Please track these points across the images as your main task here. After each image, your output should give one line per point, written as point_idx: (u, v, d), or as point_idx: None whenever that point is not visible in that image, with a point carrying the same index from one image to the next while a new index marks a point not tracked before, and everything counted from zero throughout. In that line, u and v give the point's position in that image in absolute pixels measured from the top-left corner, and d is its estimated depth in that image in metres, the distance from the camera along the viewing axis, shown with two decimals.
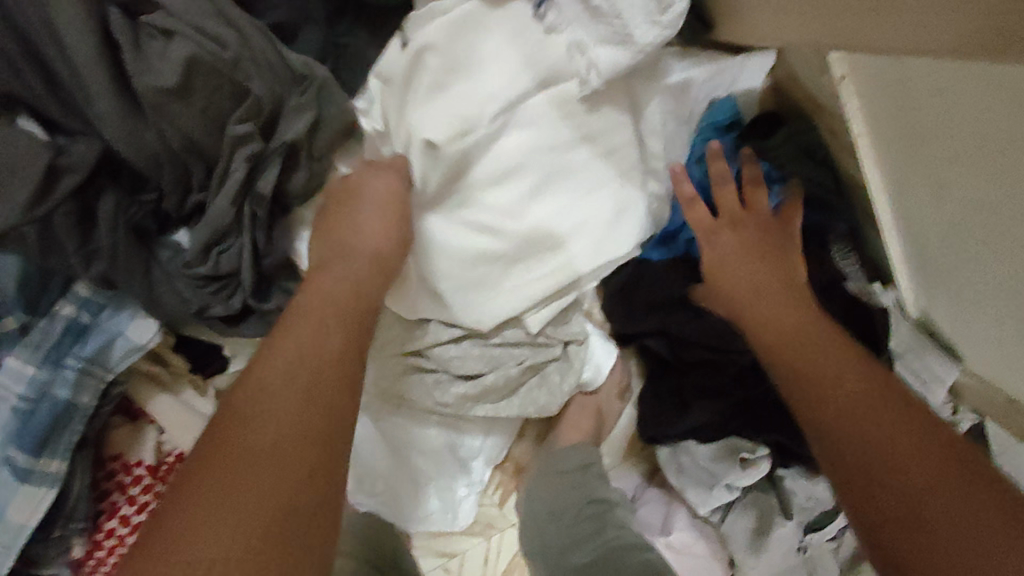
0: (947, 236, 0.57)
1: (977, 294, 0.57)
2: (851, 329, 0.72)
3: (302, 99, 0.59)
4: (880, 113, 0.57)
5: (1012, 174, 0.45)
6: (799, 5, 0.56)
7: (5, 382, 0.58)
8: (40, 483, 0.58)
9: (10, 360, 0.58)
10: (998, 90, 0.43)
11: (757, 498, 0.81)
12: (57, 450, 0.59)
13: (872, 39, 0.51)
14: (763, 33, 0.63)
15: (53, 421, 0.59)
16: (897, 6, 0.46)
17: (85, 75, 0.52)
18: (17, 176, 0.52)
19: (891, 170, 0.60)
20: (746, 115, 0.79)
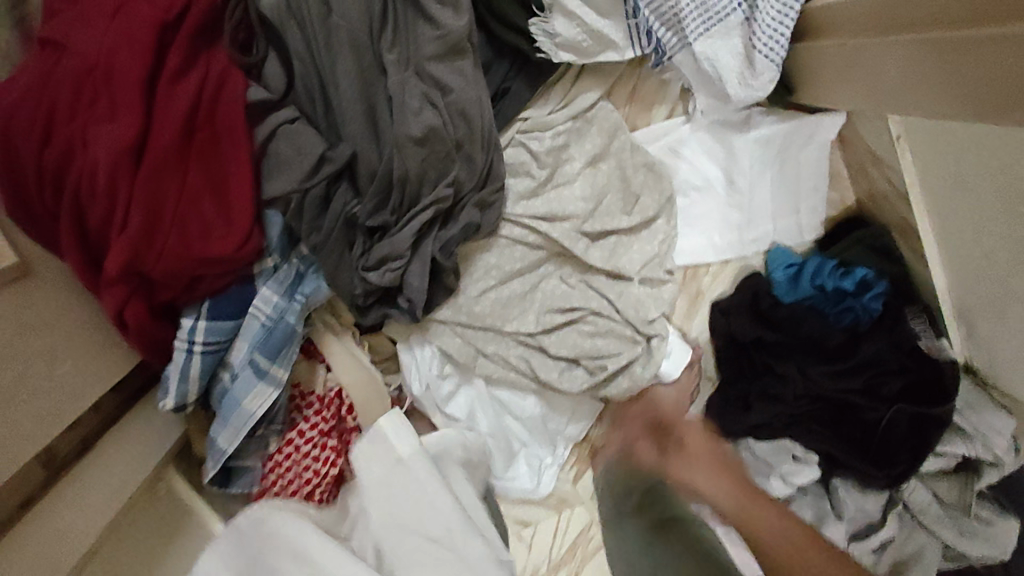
0: (989, 262, 0.74)
1: (1009, 309, 0.74)
2: (915, 368, 0.87)
3: (452, 165, 0.73)
4: (932, 165, 0.75)
5: None
6: (859, 77, 0.71)
7: (258, 304, 0.73)
8: (270, 383, 0.77)
9: (264, 289, 0.73)
10: None
11: (814, 500, 0.92)
12: (284, 361, 0.77)
13: (910, 110, 0.66)
14: (834, 97, 0.77)
15: (285, 349, 0.76)
16: (933, 84, 0.61)
17: (341, 104, 0.70)
18: (302, 156, 0.69)
19: (937, 211, 0.78)
20: (823, 161, 0.90)
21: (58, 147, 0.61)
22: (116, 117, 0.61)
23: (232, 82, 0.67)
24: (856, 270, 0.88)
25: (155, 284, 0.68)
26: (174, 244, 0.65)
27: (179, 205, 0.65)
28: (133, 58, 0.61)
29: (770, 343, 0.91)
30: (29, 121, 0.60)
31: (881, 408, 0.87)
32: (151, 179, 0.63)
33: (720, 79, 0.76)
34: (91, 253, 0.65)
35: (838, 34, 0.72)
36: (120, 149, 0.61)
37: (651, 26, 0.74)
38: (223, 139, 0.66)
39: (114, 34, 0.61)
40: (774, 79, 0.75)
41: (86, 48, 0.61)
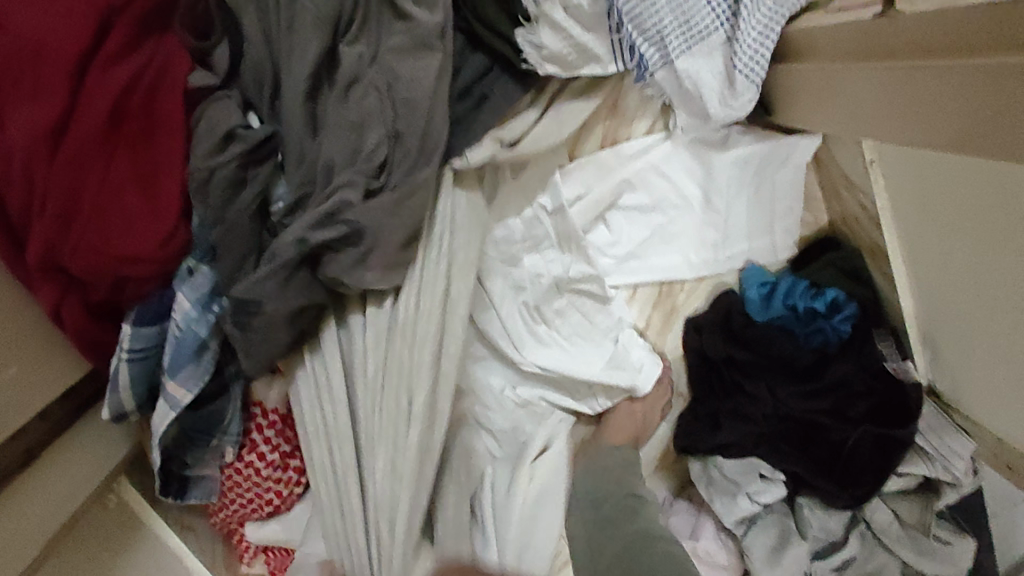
0: (953, 289, 0.76)
1: (969, 336, 0.76)
2: (883, 391, 0.88)
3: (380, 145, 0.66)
4: (902, 190, 0.77)
5: (1005, 241, 0.65)
6: (836, 100, 0.71)
7: (171, 310, 0.69)
8: (180, 396, 0.72)
9: (178, 294, 0.68)
10: (997, 179, 0.64)
11: (779, 518, 0.93)
12: (195, 375, 0.72)
13: (884, 134, 0.66)
14: (812, 119, 0.78)
15: (196, 361, 0.71)
16: (910, 109, 0.61)
17: (289, 97, 0.65)
18: (210, 133, 0.64)
19: (906, 236, 0.80)
20: (799, 182, 0.91)
21: None
22: (37, 99, 0.59)
23: (173, 72, 0.64)
24: (827, 292, 0.90)
25: (83, 281, 0.65)
26: (93, 234, 0.63)
27: (97, 197, 0.62)
28: (66, 40, 0.59)
29: (741, 362, 0.91)
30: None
31: (849, 429, 0.87)
32: (69, 163, 0.61)
33: (701, 97, 0.76)
34: (17, 234, 0.63)
35: (819, 55, 0.71)
36: (36, 133, 0.59)
37: (636, 44, 0.74)
38: (155, 131, 0.63)
39: (53, 14, 0.59)
40: (753, 100, 0.77)
41: (24, 25, 0.58)
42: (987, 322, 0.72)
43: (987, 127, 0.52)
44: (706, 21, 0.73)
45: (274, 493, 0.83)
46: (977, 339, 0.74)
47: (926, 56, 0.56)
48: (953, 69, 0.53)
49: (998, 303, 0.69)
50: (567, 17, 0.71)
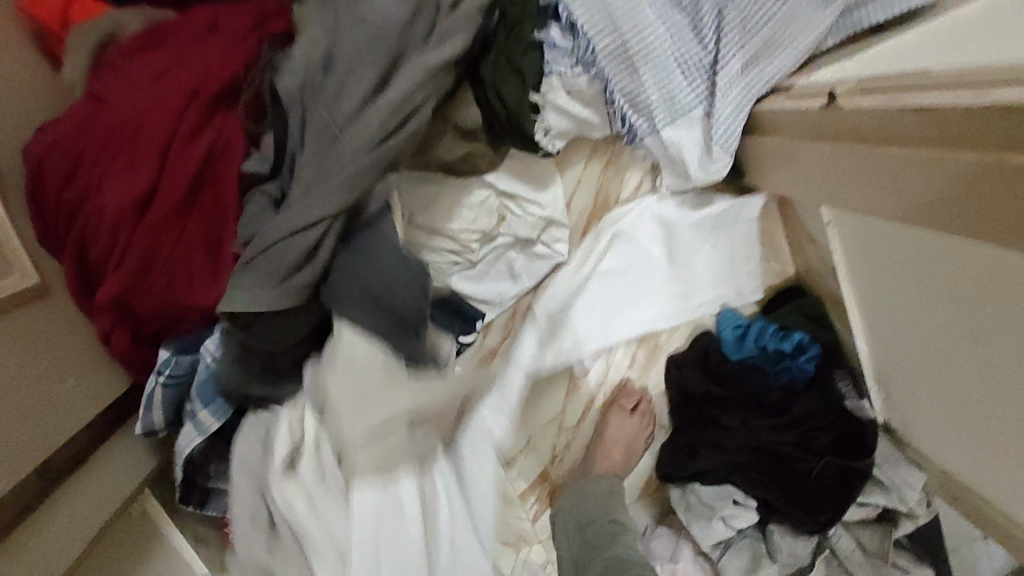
0: (899, 332, 0.86)
1: (916, 377, 0.86)
2: (845, 428, 0.96)
3: None
4: (853, 247, 0.88)
5: (956, 302, 0.73)
6: (836, 175, 0.76)
7: (209, 347, 0.77)
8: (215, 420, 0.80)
9: (214, 334, 0.77)
10: (936, 245, 0.72)
11: (752, 542, 1.01)
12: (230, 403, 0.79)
13: (886, 209, 0.69)
14: (816, 190, 0.82)
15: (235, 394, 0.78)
16: (913, 190, 0.63)
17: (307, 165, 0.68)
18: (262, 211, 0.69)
19: (859, 286, 0.91)
20: (768, 235, 1.03)
21: (78, 187, 0.68)
22: (135, 170, 0.67)
23: (232, 152, 0.70)
24: (794, 334, 1.00)
25: (138, 318, 0.73)
26: (162, 288, 0.71)
27: (163, 257, 0.70)
28: (156, 124, 0.67)
29: (717, 396, 1.00)
30: (58, 164, 0.68)
31: (813, 459, 0.96)
32: (154, 230, 0.68)
33: (682, 160, 0.88)
34: (93, 278, 0.72)
35: (783, 130, 0.82)
36: (128, 202, 0.67)
37: (626, 115, 0.86)
38: (221, 202, 0.70)
39: (147, 98, 0.68)
40: (728, 165, 0.88)
41: (122, 106, 0.68)
42: (933, 368, 0.82)
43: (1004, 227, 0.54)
44: (687, 99, 0.85)
45: None
46: (933, 382, 0.83)
47: (885, 142, 0.66)
48: (949, 158, 0.58)
49: (937, 346, 0.79)
50: (570, 99, 0.84)
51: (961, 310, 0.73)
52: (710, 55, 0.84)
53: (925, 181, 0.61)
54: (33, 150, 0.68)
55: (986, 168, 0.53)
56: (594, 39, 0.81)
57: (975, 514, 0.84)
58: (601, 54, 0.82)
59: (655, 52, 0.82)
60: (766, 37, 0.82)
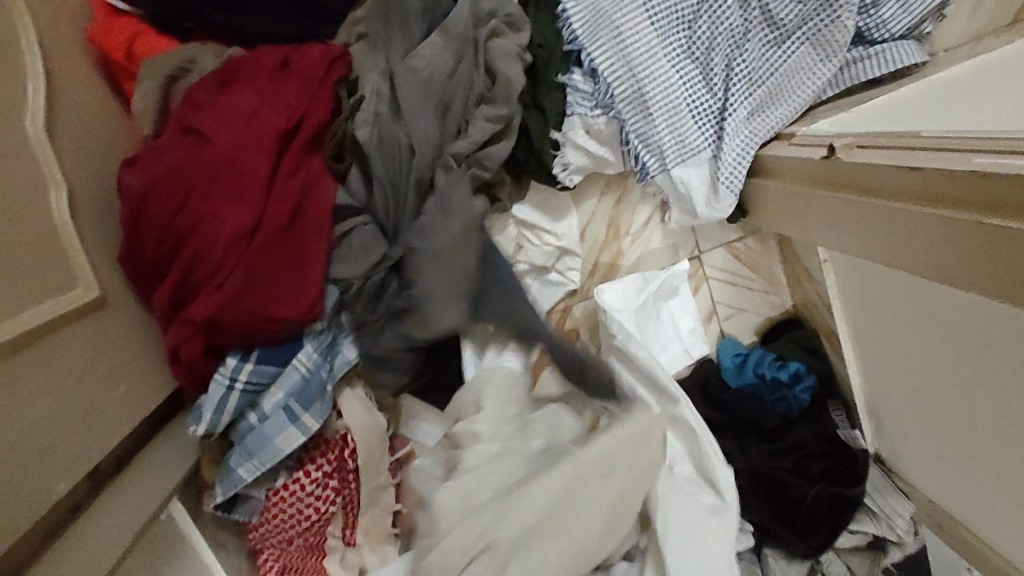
0: (889, 367, 0.92)
1: (905, 409, 0.92)
2: (838, 458, 1.02)
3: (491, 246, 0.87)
4: (848, 284, 0.94)
5: (943, 341, 0.78)
6: (832, 221, 0.82)
7: (300, 356, 0.84)
8: (303, 428, 0.85)
9: (308, 345, 0.84)
10: (925, 288, 0.78)
11: (748, 565, 1.04)
12: (319, 411, 0.86)
13: (881, 256, 0.75)
14: (813, 233, 0.89)
15: (319, 399, 0.86)
16: (905, 241, 0.69)
17: (410, 212, 0.84)
18: (365, 253, 0.85)
19: (853, 322, 0.97)
20: (769, 271, 1.09)
21: (184, 216, 0.76)
22: (241, 203, 0.76)
23: (326, 183, 0.83)
24: (790, 365, 1.06)
25: (218, 328, 0.79)
26: (255, 304, 0.78)
27: (264, 274, 0.78)
28: (259, 162, 0.77)
29: (717, 421, 1.05)
30: (166, 194, 0.76)
31: (807, 486, 1.01)
32: (256, 253, 0.77)
33: (691, 198, 0.94)
34: (177, 296, 0.79)
35: (785, 176, 0.89)
36: (238, 230, 0.75)
37: (638, 154, 0.92)
38: (315, 226, 0.81)
39: (246, 136, 0.77)
40: (733, 204, 0.94)
41: (223, 142, 0.77)
42: (920, 402, 0.87)
43: (989, 280, 0.59)
44: (697, 141, 0.91)
45: (312, 512, 0.92)
46: (925, 418, 0.88)
47: (881, 195, 0.72)
48: (937, 216, 0.63)
49: (924, 381, 0.85)
50: (589, 139, 0.91)
51: (947, 349, 0.78)
52: (720, 101, 0.90)
53: (914, 233, 0.67)
54: (134, 183, 0.77)
55: (977, 229, 0.59)
56: (613, 84, 0.88)
57: (962, 544, 0.88)
58: (619, 98, 0.89)
59: (667, 98, 0.89)
60: (771, 88, 0.89)
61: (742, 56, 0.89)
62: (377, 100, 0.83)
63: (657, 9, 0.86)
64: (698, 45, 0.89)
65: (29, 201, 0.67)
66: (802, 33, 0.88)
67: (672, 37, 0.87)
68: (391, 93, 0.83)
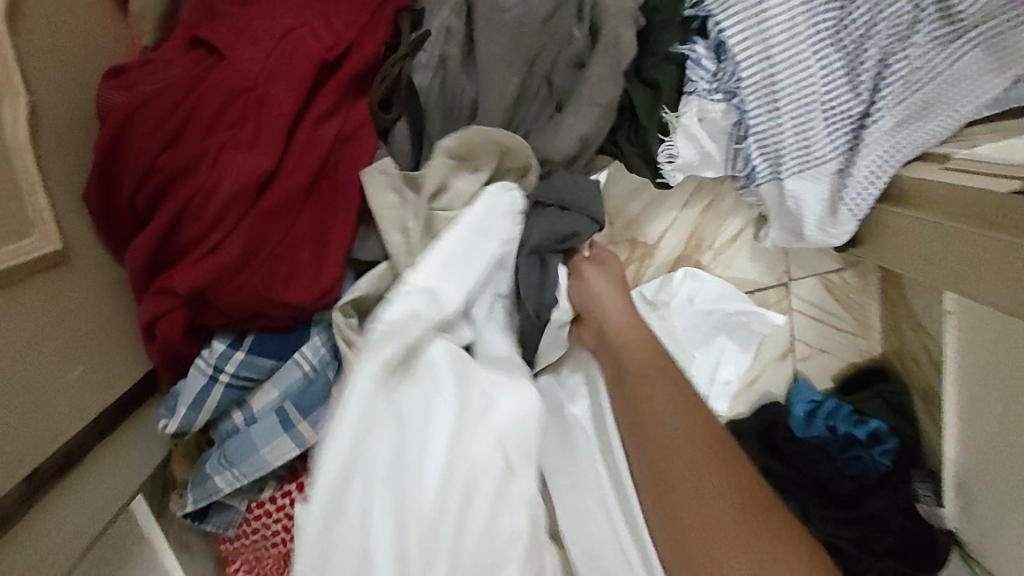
0: (1001, 450, 0.78)
1: (1013, 496, 0.77)
2: (917, 538, 0.86)
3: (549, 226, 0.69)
4: (974, 341, 0.79)
5: None
6: (991, 271, 0.67)
7: (304, 351, 0.66)
8: (292, 439, 0.67)
9: (315, 336, 0.67)
10: None
11: None
12: (315, 422, 0.67)
13: None
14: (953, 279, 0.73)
15: (322, 406, 0.67)
16: None
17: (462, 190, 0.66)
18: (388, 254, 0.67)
19: (963, 388, 0.82)
20: (866, 311, 0.94)
21: (185, 154, 0.59)
22: (254, 149, 0.59)
23: (365, 139, 0.65)
24: (870, 422, 0.90)
25: (211, 306, 0.63)
26: (257, 281, 0.61)
27: (273, 243, 0.61)
28: (287, 93, 0.60)
29: (778, 475, 0.90)
30: (153, 125, 0.59)
31: (874, 563, 0.85)
32: (265, 215, 0.60)
33: (801, 216, 0.78)
34: (159, 254, 0.62)
35: (932, 208, 0.73)
36: (248, 179, 0.58)
37: (750, 154, 0.76)
38: (341, 190, 0.63)
39: (276, 59, 0.60)
40: (850, 232, 0.78)
41: (247, 64, 0.59)
42: None
43: None
44: (825, 150, 0.74)
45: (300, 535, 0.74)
46: None
47: None
48: None
49: None
50: (701, 129, 0.75)
51: None
52: (862, 105, 0.74)
53: None
54: (121, 98, 0.60)
55: None
56: (742, 67, 0.71)
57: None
58: (746, 82, 0.71)
59: (802, 90, 0.71)
60: (925, 97, 0.72)
61: (905, 52, 0.71)
62: (452, 45, 0.66)
63: None
64: (849, 32, 0.71)
65: None
66: (976, 35, 0.70)
67: (824, 14, 0.69)
68: (474, 39, 0.66)
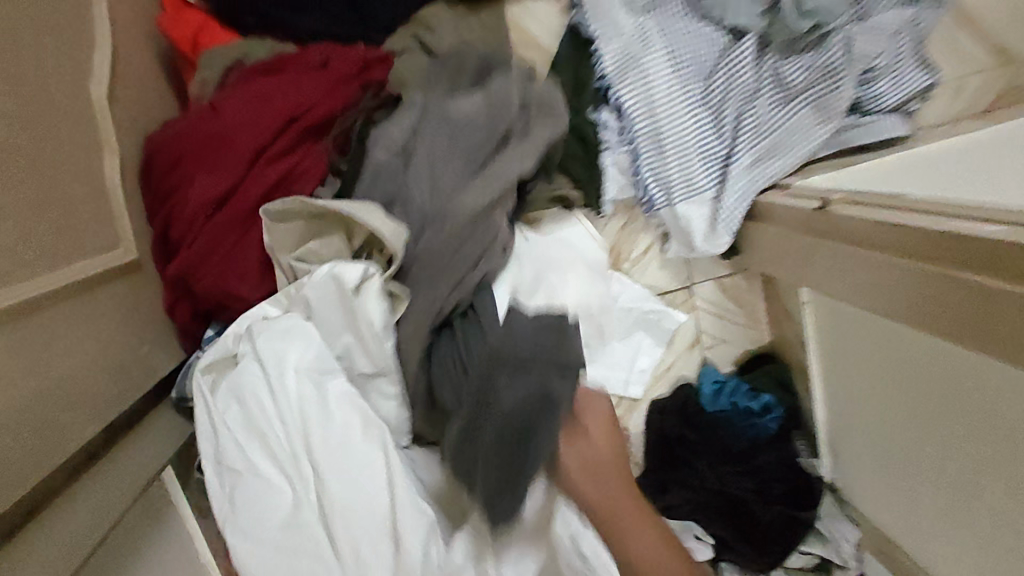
0: (850, 406, 1.01)
1: (861, 440, 1.00)
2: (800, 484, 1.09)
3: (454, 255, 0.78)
4: (823, 324, 1.03)
5: (892, 377, 0.88)
6: (824, 268, 0.91)
7: None
8: None
9: None
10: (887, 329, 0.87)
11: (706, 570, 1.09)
12: None
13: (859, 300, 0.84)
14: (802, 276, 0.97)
15: None
16: (882, 292, 0.78)
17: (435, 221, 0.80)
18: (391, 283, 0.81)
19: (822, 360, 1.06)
20: (753, 308, 1.18)
21: (173, 178, 0.81)
22: (214, 173, 0.80)
23: (312, 170, 0.83)
24: (760, 395, 1.14)
25: (196, 295, 0.83)
26: (214, 273, 0.80)
27: (226, 245, 0.80)
28: (250, 135, 0.81)
29: (691, 442, 1.11)
30: (168, 153, 0.81)
31: (765, 508, 1.07)
32: (219, 224, 0.80)
33: (689, 231, 1.02)
34: (167, 252, 0.83)
35: (780, 224, 0.98)
36: (207, 196, 0.79)
37: (647, 185, 1.00)
38: None
39: (250, 112, 0.82)
40: (726, 242, 1.02)
41: (227, 116, 0.81)
42: (876, 436, 0.96)
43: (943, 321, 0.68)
44: (702, 181, 0.99)
45: None
46: (877, 450, 0.97)
47: (865, 247, 0.80)
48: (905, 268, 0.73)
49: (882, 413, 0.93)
50: (611, 168, 1.01)
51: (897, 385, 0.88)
52: (725, 147, 0.99)
53: (875, 279, 0.79)
54: (155, 140, 0.83)
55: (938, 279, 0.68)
56: (635, 120, 0.96)
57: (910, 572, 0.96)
58: (639, 131, 0.97)
59: (680, 136, 0.97)
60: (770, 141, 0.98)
61: (751, 108, 0.97)
62: None
63: (681, 58, 0.96)
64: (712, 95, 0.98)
65: (87, 156, 0.71)
66: (802, 96, 0.97)
67: (691, 85, 0.97)
68: None
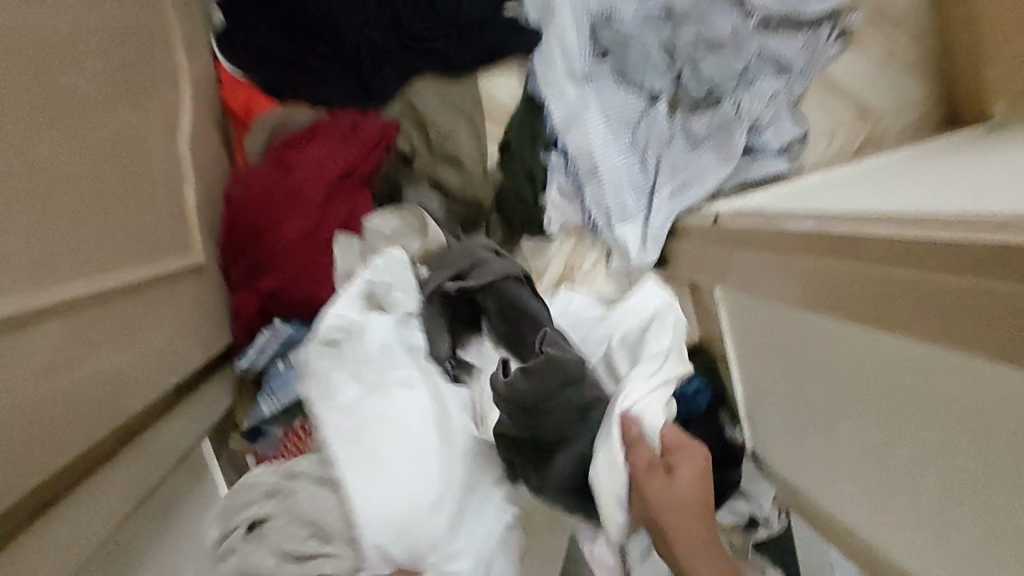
0: (757, 385, 1.24)
1: (769, 413, 1.23)
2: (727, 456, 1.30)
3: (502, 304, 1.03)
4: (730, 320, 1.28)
5: (779, 352, 1.12)
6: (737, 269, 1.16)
7: None
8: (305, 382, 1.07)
9: None
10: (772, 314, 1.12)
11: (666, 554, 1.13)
12: None
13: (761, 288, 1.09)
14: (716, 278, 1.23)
15: None
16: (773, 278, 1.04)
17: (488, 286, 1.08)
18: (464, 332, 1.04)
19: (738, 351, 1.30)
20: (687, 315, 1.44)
21: (265, 217, 1.07)
22: (301, 213, 1.07)
23: (365, 207, 1.12)
24: (693, 379, 1.36)
25: (277, 302, 1.08)
26: (305, 286, 1.07)
27: (314, 265, 1.07)
28: (319, 182, 1.08)
29: None
30: (256, 199, 1.08)
31: None
32: (310, 249, 1.07)
33: (623, 247, 1.27)
34: (251, 270, 1.09)
35: (699, 237, 1.25)
36: (299, 231, 1.07)
37: (590, 211, 1.28)
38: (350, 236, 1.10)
39: (317, 165, 1.09)
40: (654, 256, 1.28)
41: (299, 168, 1.08)
42: (776, 406, 1.19)
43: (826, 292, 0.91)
44: (633, 208, 1.27)
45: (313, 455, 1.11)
46: (779, 418, 1.19)
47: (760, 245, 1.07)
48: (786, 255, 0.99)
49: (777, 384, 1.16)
50: (560, 200, 1.28)
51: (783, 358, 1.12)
52: (649, 181, 1.28)
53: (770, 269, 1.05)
54: (239, 188, 1.09)
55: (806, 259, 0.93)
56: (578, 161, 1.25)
57: (820, 524, 1.09)
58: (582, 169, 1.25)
59: (614, 173, 1.25)
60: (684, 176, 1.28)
61: (670, 152, 1.27)
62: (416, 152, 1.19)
63: (612, 116, 1.26)
64: (638, 142, 1.28)
65: (169, 181, 0.97)
66: (708, 142, 1.28)
67: (621, 134, 1.27)
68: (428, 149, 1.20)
